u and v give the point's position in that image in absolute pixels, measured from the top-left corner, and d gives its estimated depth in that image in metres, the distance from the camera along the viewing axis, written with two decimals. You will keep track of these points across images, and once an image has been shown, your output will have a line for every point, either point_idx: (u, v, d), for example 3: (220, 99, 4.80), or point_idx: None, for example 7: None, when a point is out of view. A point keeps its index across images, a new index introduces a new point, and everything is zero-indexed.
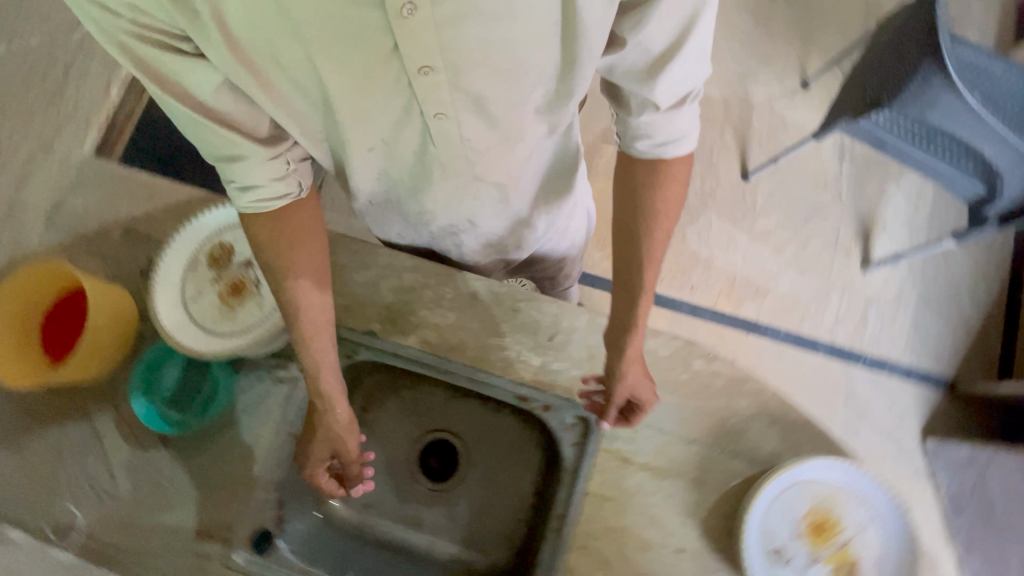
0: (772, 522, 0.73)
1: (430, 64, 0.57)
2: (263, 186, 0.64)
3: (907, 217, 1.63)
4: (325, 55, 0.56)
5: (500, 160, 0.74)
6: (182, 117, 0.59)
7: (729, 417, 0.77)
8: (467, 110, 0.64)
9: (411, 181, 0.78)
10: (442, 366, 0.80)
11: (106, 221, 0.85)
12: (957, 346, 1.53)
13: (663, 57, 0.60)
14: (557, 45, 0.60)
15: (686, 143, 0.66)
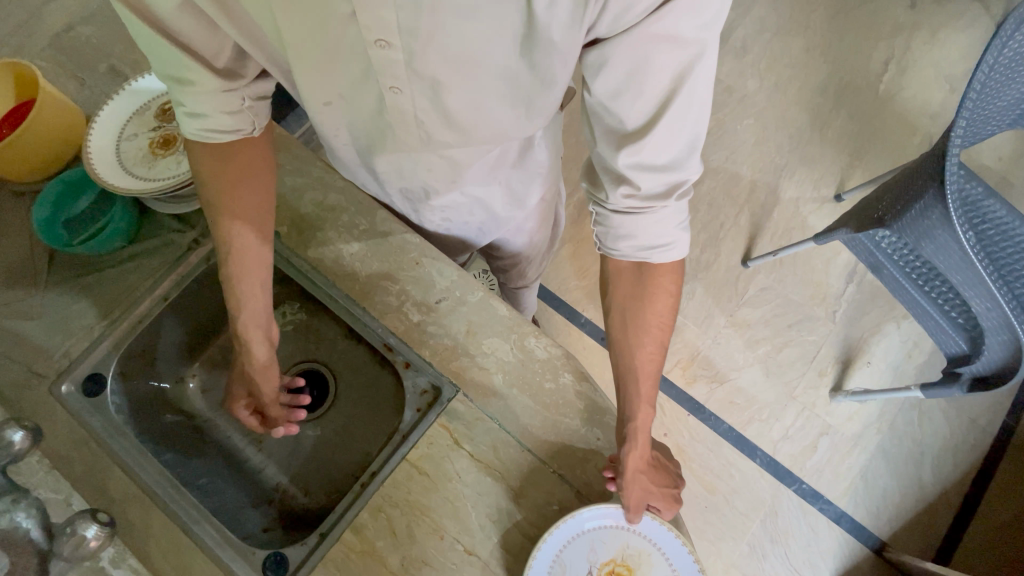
0: (573, 555, 0.67)
1: (387, 40, 0.59)
2: (212, 117, 0.70)
3: (896, 361, 1.53)
4: (286, 2, 0.59)
5: (448, 145, 0.76)
6: (143, 35, 0.64)
7: (575, 441, 0.73)
8: (422, 93, 0.66)
9: (366, 145, 0.82)
10: (325, 289, 0.80)
11: (99, 54, 0.91)
12: (901, 510, 1.40)
13: (639, 131, 0.57)
14: (515, 58, 0.61)
15: (672, 250, 0.64)
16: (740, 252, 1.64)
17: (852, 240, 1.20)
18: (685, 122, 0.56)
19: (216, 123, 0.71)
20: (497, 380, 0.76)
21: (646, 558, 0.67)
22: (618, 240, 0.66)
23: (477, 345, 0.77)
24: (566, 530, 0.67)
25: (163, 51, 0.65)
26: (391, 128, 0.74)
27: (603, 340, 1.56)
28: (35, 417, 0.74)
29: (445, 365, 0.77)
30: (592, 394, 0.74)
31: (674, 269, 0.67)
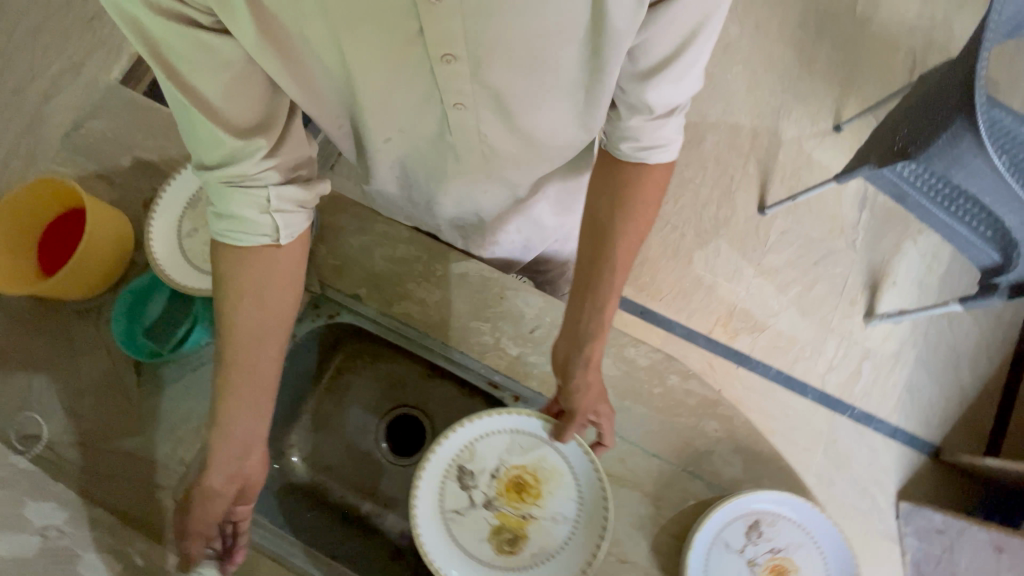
0: (489, 449, 0.76)
1: (453, 52, 0.56)
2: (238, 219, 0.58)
3: (919, 276, 1.60)
4: (351, 34, 0.55)
5: (510, 154, 0.75)
6: (178, 102, 0.54)
7: (696, 438, 0.77)
8: (486, 104, 0.64)
9: (427, 171, 0.81)
10: (420, 340, 0.80)
11: (120, 147, 0.87)
12: (949, 414, 1.50)
13: (659, 65, 0.59)
14: (581, 50, 0.58)
15: (668, 154, 0.67)
16: (755, 201, 1.67)
17: (875, 175, 1.22)
18: (701, 54, 0.59)
19: (242, 227, 0.59)
20: (608, 395, 0.78)
21: (558, 471, 0.75)
22: (619, 142, 0.67)
23: None
24: (488, 423, 0.75)
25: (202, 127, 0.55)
26: (455, 148, 0.73)
27: (643, 313, 1.59)
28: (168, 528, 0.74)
29: (554, 391, 0.79)
30: (700, 390, 0.78)
31: (665, 174, 0.69)
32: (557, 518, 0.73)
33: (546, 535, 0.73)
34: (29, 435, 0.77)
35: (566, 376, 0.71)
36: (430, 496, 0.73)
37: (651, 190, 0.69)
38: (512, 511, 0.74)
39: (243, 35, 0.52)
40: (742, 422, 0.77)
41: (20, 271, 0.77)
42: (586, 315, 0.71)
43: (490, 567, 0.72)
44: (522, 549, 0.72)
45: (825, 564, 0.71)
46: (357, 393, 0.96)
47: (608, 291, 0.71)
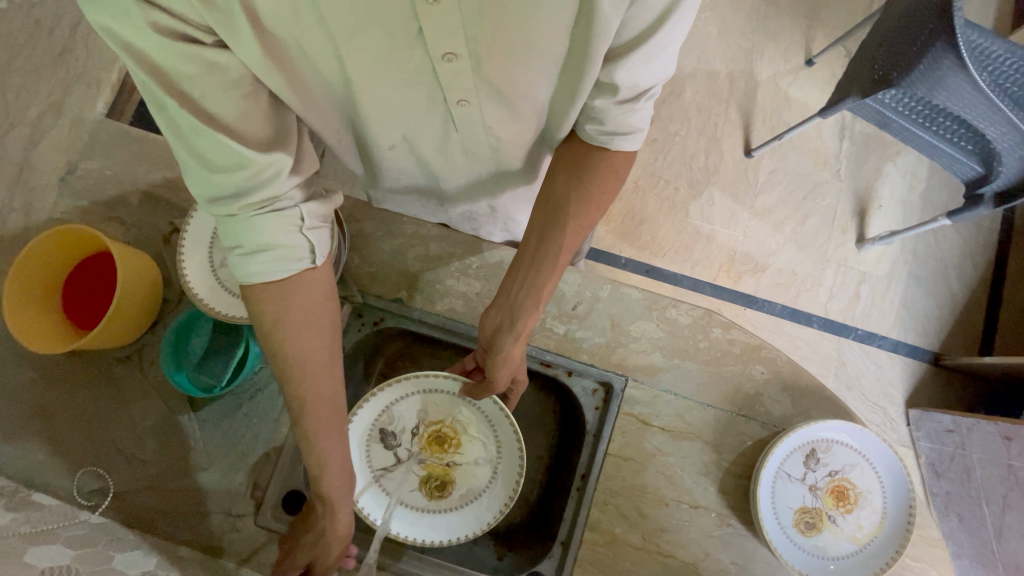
0: (405, 409, 0.80)
1: (454, 51, 0.54)
2: (273, 245, 0.55)
3: (903, 196, 1.67)
4: (350, 44, 0.53)
5: (518, 146, 0.72)
6: (183, 122, 0.48)
7: (744, 382, 0.81)
8: (489, 99, 0.61)
9: (436, 172, 0.79)
10: (468, 332, 0.82)
11: (124, 185, 0.84)
12: (944, 321, 1.59)
13: (627, 47, 0.55)
14: (574, 36, 0.54)
15: (632, 141, 0.64)
16: (741, 145, 1.71)
17: (859, 105, 1.25)
18: (673, 37, 0.54)
19: (280, 253, 0.55)
20: (656, 356, 0.82)
21: (472, 417, 0.79)
22: (586, 121, 0.64)
23: (626, 333, 0.82)
24: (417, 383, 0.79)
25: (215, 148, 0.50)
26: (462, 143, 0.70)
27: (649, 272, 1.62)
28: (255, 552, 0.75)
29: (605, 360, 0.82)
30: (742, 338, 0.83)
31: (629, 161, 0.67)
32: (479, 461, 0.78)
33: (472, 477, 0.77)
34: (93, 489, 0.75)
35: (495, 349, 0.70)
36: (357, 456, 0.77)
37: (611, 176, 0.66)
38: (433, 459, 0.79)
39: (246, 50, 0.49)
40: (785, 361, 0.82)
41: (53, 330, 0.75)
42: (518, 287, 0.69)
43: (425, 512, 0.76)
44: (451, 493, 0.77)
45: (878, 478, 0.77)
46: None
47: (547, 271, 0.68)
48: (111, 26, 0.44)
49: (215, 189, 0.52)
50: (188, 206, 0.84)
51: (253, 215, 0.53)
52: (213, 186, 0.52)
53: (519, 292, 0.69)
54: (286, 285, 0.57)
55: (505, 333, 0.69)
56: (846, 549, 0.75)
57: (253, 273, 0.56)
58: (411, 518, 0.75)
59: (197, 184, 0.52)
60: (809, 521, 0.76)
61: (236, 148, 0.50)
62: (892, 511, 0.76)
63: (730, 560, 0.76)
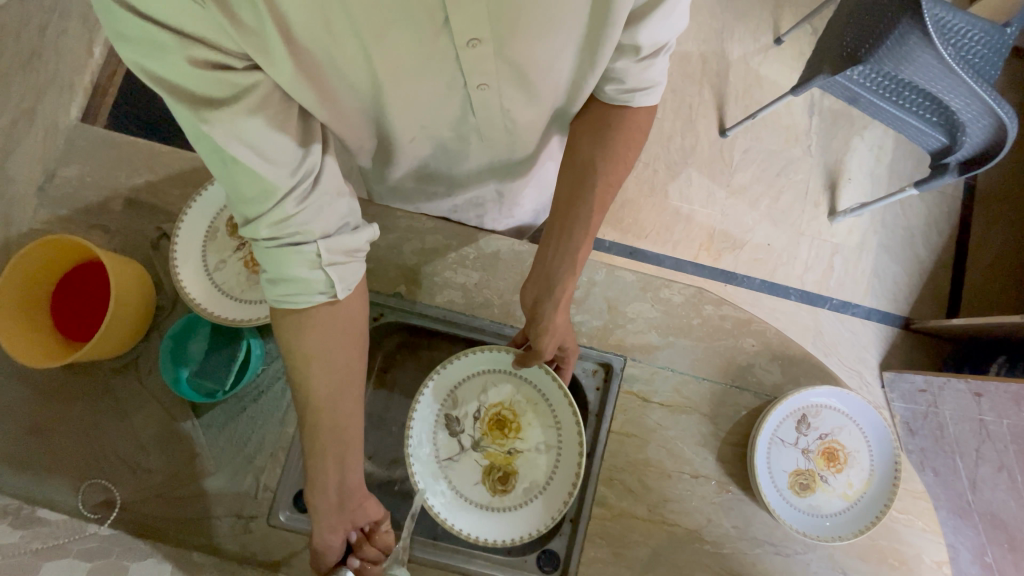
0: (467, 394, 0.81)
1: (479, 36, 0.54)
2: (296, 276, 0.56)
3: (871, 168, 1.74)
4: (379, 44, 0.54)
5: (534, 127, 0.73)
6: (217, 157, 0.50)
7: (737, 355, 0.85)
8: (509, 81, 0.62)
9: (448, 160, 0.80)
10: (469, 323, 0.83)
11: (106, 191, 0.82)
12: (913, 287, 1.67)
13: (646, 8, 0.58)
14: (596, 9, 0.55)
15: (652, 95, 0.67)
16: (715, 125, 1.75)
17: (830, 82, 1.30)
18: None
19: (303, 287, 0.57)
20: (653, 334, 0.84)
21: (534, 402, 0.81)
22: (605, 82, 0.66)
23: (623, 315, 0.85)
24: (472, 364, 0.81)
25: (245, 177, 0.51)
26: (479, 129, 0.70)
27: (633, 253, 1.65)
28: (271, 553, 0.75)
29: (605, 342, 0.84)
30: (733, 313, 0.86)
31: (648, 114, 0.70)
32: (541, 449, 0.79)
33: (535, 466, 0.78)
34: (99, 502, 0.74)
35: (537, 318, 0.73)
36: (423, 440, 0.78)
37: (633, 135, 0.69)
38: (495, 445, 0.79)
39: (274, 63, 0.50)
40: (774, 333, 0.86)
41: (44, 344, 0.73)
42: (552, 255, 0.73)
43: (488, 501, 0.77)
44: (515, 482, 0.78)
45: (864, 437, 0.82)
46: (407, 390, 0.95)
47: (579, 235, 0.72)
48: (145, 66, 0.45)
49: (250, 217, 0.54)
50: (175, 210, 0.82)
51: (280, 248, 0.55)
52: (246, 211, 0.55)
53: (557, 259, 0.72)
54: (307, 313, 0.59)
55: (547, 300, 0.72)
56: (837, 506, 0.80)
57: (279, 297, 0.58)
58: (474, 506, 0.77)
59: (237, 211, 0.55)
60: (802, 482, 0.81)
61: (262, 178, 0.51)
62: (878, 469, 0.81)
63: (731, 523, 0.80)
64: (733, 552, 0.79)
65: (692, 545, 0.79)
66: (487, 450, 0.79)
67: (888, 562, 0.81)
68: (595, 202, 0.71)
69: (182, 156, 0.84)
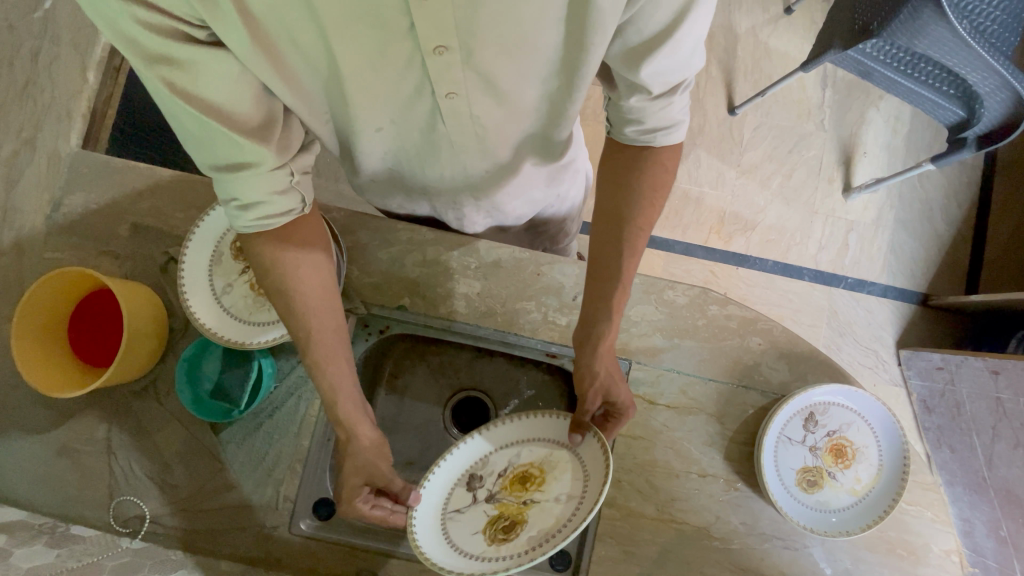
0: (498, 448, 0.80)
1: (446, 43, 0.53)
2: (265, 203, 0.59)
3: (887, 141, 1.68)
4: (339, 31, 0.52)
5: (505, 135, 0.70)
6: (178, 109, 0.52)
7: (743, 355, 0.84)
8: (478, 89, 0.60)
9: (419, 162, 0.76)
10: (474, 333, 0.83)
11: (112, 217, 0.83)
12: (931, 262, 1.63)
13: (649, 45, 0.54)
14: (567, 28, 0.54)
15: (677, 132, 0.63)
16: (724, 104, 1.70)
17: (841, 56, 1.25)
18: (697, 27, 0.52)
19: (272, 210, 0.60)
20: (657, 337, 0.84)
21: (557, 454, 0.77)
22: (624, 124, 0.63)
23: (626, 318, 0.85)
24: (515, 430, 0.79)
25: (213, 134, 0.54)
26: (450, 138, 0.68)
27: None
28: (294, 559, 0.78)
29: None
30: (739, 312, 0.85)
31: (677, 154, 0.65)
32: (559, 500, 0.74)
33: (547, 516, 0.73)
34: (130, 517, 0.78)
35: (579, 360, 0.74)
36: (439, 488, 0.77)
37: (661, 175, 0.65)
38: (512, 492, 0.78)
39: (239, 51, 0.51)
40: (781, 331, 0.85)
41: (65, 370, 0.76)
42: (594, 302, 0.70)
43: (483, 556, 0.72)
44: (519, 533, 0.73)
45: (872, 431, 0.82)
46: (415, 392, 0.99)
47: (618, 288, 0.69)
48: (112, 32, 0.47)
49: (216, 162, 0.56)
50: (180, 233, 0.83)
51: (245, 180, 0.57)
52: (205, 152, 0.56)
53: (597, 301, 0.70)
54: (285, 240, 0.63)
55: (586, 352, 0.72)
56: (846, 501, 0.80)
57: (252, 224, 0.60)
58: (470, 554, 0.72)
59: (197, 153, 0.56)
60: (812, 477, 0.81)
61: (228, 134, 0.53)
62: (888, 463, 0.81)
63: (739, 520, 0.81)
64: (742, 548, 0.80)
65: (701, 542, 0.80)
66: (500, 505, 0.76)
67: (897, 553, 0.81)
68: (630, 247, 0.67)
69: (183, 177, 0.85)
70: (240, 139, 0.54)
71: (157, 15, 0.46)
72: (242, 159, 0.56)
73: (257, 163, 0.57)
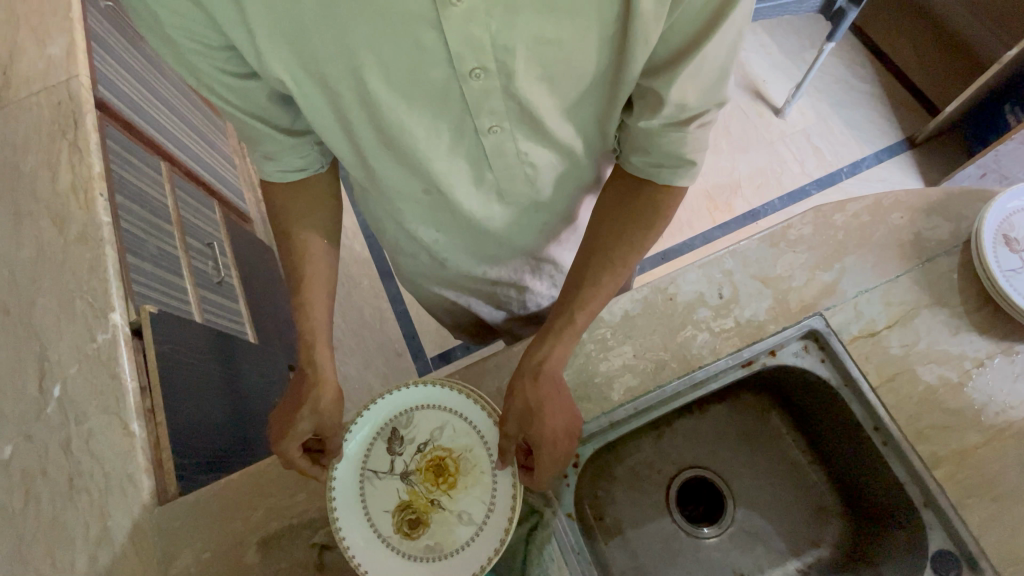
0: None
1: (484, 66, 0.48)
2: (288, 164, 0.63)
3: (771, 62, 1.85)
4: (371, 59, 0.48)
5: (554, 170, 0.66)
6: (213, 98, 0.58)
7: (902, 235, 0.77)
8: (521, 121, 0.56)
9: (477, 227, 0.72)
10: (663, 396, 0.71)
11: (233, 552, 0.68)
12: (886, 114, 1.73)
13: (685, 49, 0.49)
14: (609, 49, 0.50)
15: (688, 177, 0.57)
16: None
17: None
18: (722, 49, 0.48)
19: (291, 167, 0.63)
20: (820, 275, 0.76)
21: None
22: (633, 152, 0.59)
23: (780, 279, 0.76)
24: None
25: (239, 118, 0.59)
26: (498, 184, 0.64)
27: (665, 257, 1.64)
28: None
29: (790, 314, 0.74)
30: (861, 204, 0.79)
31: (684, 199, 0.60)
32: None
33: None
34: None
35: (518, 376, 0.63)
36: None
37: (649, 210, 0.59)
38: (426, 562, 0.60)
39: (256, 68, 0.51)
40: (909, 193, 0.80)
41: None
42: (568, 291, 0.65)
43: None
44: None
45: None
46: (633, 516, 0.82)
47: (582, 314, 0.63)
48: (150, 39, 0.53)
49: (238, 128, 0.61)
50: (313, 514, 0.70)
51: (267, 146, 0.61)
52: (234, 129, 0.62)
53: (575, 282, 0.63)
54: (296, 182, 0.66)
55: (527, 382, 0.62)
56: None
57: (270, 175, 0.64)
58: None
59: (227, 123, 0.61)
60: None
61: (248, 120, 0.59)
62: None
63: None
64: None
65: None
66: (436, 455, 0.64)
67: None
68: (618, 259, 0.62)
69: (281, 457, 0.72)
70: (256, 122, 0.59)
71: (189, 36, 0.50)
72: (262, 137, 0.61)
73: (277, 140, 0.61)
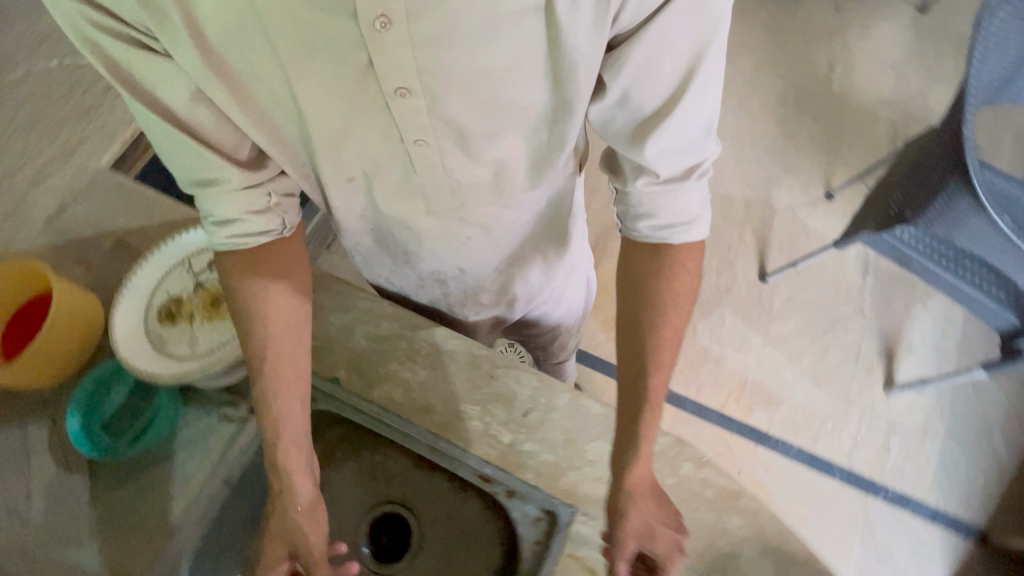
0: None
1: (408, 86, 0.53)
2: (241, 222, 0.63)
3: (935, 341, 1.55)
4: (293, 61, 0.53)
5: (483, 198, 0.69)
6: (157, 130, 0.59)
7: (717, 538, 0.67)
8: (449, 138, 0.59)
9: (397, 224, 0.74)
10: (401, 429, 0.73)
11: (98, 229, 0.84)
12: (988, 491, 1.40)
13: (659, 115, 0.54)
14: (549, 86, 0.56)
15: (697, 229, 0.61)
16: (755, 269, 1.64)
17: (874, 240, 1.18)
18: (705, 104, 0.54)
19: (248, 228, 0.64)
20: None
21: None
22: (636, 220, 0.62)
23: (581, 454, 0.71)
24: None
25: (192, 158, 0.60)
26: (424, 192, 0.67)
27: None
28: None
29: (553, 485, 0.70)
30: (718, 479, 0.70)
31: (693, 253, 0.63)
32: None
33: None
34: None
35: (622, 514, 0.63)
36: None
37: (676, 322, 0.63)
38: (150, 343, 0.71)
39: (183, 61, 0.54)
40: (769, 517, 0.68)
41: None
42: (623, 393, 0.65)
43: None
44: None
45: None
46: None
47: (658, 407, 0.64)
48: (81, 47, 0.54)
49: (189, 176, 0.63)
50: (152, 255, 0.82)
51: (218, 193, 0.62)
52: (193, 192, 0.64)
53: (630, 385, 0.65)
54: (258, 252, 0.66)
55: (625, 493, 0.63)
56: None
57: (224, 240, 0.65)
58: None
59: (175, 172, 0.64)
60: None
61: (194, 147, 0.59)
62: None
63: None
64: None
65: None
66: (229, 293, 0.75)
67: None
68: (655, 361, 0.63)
69: (180, 208, 0.84)
70: (204, 151, 0.60)
71: (106, 18, 0.52)
72: (215, 176, 0.62)
73: (226, 181, 0.62)
